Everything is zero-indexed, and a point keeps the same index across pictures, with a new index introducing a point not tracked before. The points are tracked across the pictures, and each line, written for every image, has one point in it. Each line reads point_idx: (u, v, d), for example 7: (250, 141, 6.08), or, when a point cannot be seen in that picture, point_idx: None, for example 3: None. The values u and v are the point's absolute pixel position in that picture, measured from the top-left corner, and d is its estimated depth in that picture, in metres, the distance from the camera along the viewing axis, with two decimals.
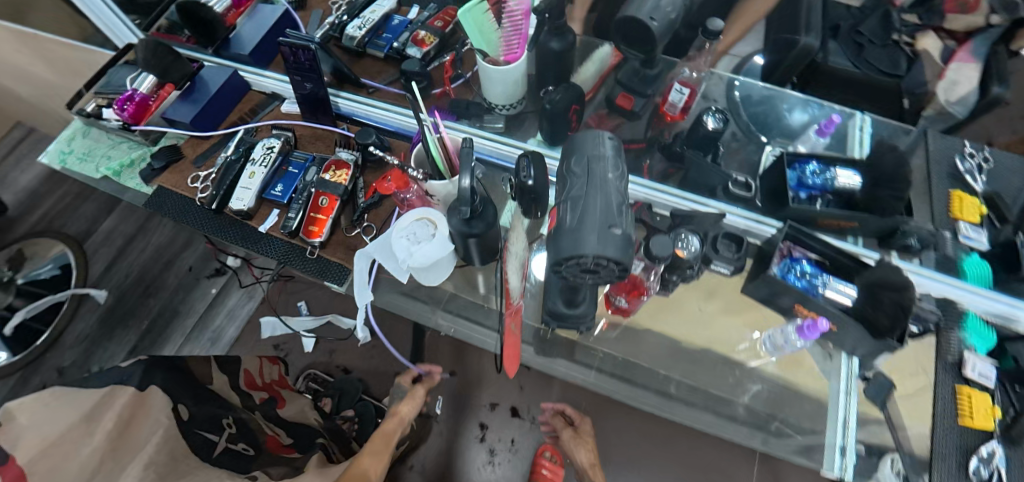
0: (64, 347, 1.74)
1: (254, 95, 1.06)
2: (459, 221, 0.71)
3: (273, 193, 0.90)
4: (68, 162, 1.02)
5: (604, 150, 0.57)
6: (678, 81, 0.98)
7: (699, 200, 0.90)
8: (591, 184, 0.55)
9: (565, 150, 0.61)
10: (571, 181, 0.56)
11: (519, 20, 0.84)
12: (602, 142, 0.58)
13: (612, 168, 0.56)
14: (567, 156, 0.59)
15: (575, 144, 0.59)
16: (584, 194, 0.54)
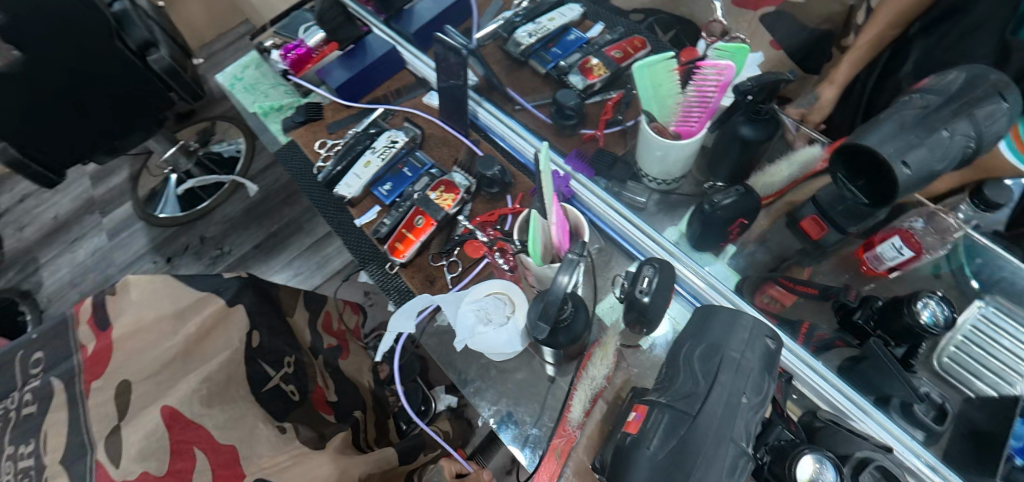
0: (211, 221, 1.99)
1: (405, 75, 1.04)
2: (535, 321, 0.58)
3: (380, 190, 0.86)
4: (235, 88, 1.14)
5: (747, 359, 0.40)
6: (899, 229, 0.72)
7: (860, 402, 0.66)
8: (707, 404, 0.38)
9: (694, 323, 0.45)
10: (683, 380, 0.41)
11: (708, 93, 0.65)
12: (750, 344, 0.41)
13: (749, 389, 0.39)
14: (690, 340, 0.43)
15: (711, 325, 0.43)
16: (693, 414, 0.38)
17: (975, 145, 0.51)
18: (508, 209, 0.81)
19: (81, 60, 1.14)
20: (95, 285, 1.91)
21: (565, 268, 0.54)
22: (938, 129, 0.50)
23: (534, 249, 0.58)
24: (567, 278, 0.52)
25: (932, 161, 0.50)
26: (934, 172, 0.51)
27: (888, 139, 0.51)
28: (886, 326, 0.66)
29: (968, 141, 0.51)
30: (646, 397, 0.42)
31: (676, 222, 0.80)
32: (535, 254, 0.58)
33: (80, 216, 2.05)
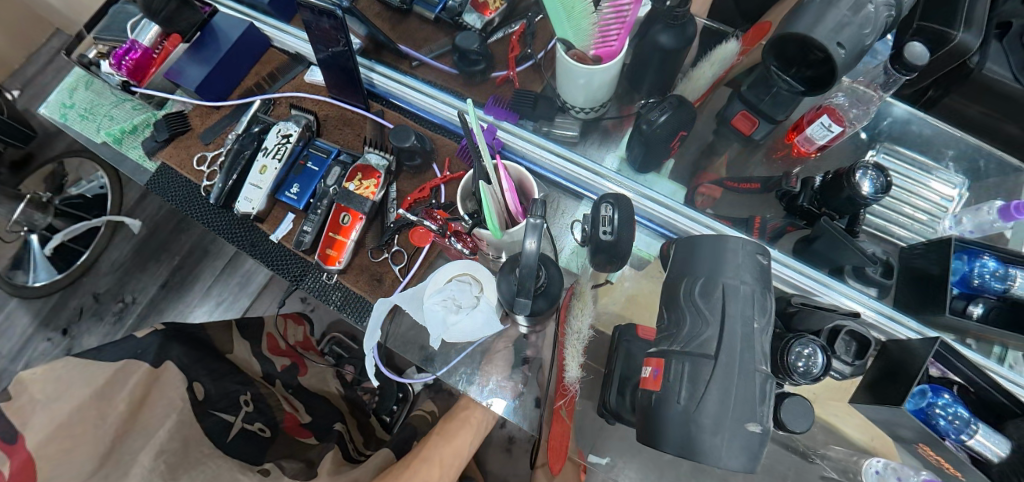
0: (100, 273, 1.72)
1: (274, 55, 0.89)
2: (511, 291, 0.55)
3: (289, 195, 0.74)
4: (69, 118, 0.94)
5: (746, 283, 0.41)
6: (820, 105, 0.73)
7: (820, 277, 0.70)
8: (724, 342, 0.39)
9: (681, 258, 0.46)
10: (693, 322, 0.41)
11: (624, 6, 0.60)
12: (744, 267, 0.42)
13: (756, 313, 0.41)
14: (686, 278, 0.44)
15: (699, 257, 0.44)
16: (712, 356, 0.39)
17: (895, 12, 0.55)
18: (438, 179, 0.73)
19: None
20: None
21: (530, 232, 0.49)
22: (866, 4, 0.53)
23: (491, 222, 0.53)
24: (538, 241, 0.48)
25: (862, 36, 0.53)
26: (866, 46, 0.54)
27: (818, 24, 0.53)
28: (828, 201, 0.70)
29: (890, 10, 0.54)
30: (657, 349, 0.43)
31: (615, 149, 0.77)
32: (493, 227, 0.53)
33: None
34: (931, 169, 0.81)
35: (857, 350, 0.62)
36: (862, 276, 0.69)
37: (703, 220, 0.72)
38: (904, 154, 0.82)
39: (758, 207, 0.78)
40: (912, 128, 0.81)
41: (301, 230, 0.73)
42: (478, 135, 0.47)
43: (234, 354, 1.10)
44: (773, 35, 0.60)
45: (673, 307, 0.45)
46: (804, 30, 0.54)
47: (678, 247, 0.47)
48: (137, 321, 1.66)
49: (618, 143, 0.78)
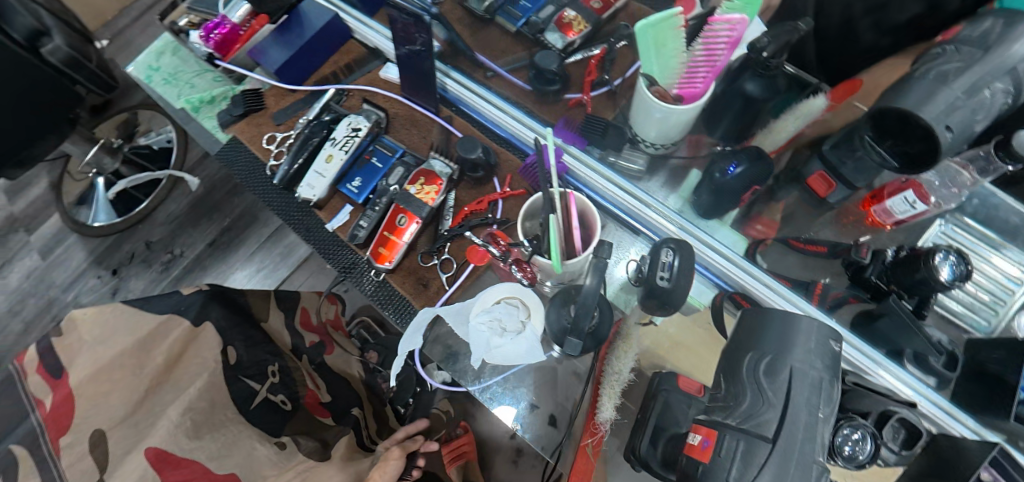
0: (155, 223, 1.80)
1: (353, 46, 0.90)
2: (561, 324, 0.55)
3: (350, 188, 0.76)
4: (153, 80, 0.98)
5: (816, 370, 0.40)
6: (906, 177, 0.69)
7: (874, 355, 0.64)
8: (785, 426, 0.38)
9: (747, 332, 0.45)
10: (753, 400, 0.40)
11: (717, 49, 0.59)
12: (815, 352, 0.41)
13: (821, 402, 0.39)
14: (750, 353, 0.43)
15: (769, 333, 0.43)
16: (770, 439, 0.37)
17: (1013, 100, 0.52)
18: (496, 194, 0.73)
19: None
20: (36, 310, 1.74)
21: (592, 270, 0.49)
22: (983, 88, 0.50)
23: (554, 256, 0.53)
24: (598, 282, 0.48)
25: (972, 121, 0.50)
26: (973, 131, 0.51)
27: (929, 101, 0.50)
28: (898, 279, 0.66)
29: (1007, 97, 0.51)
30: (709, 418, 0.41)
31: (679, 189, 0.76)
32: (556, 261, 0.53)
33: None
34: (1000, 246, 0.75)
35: (904, 439, 0.57)
36: (923, 362, 0.64)
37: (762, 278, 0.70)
38: (973, 229, 0.77)
39: (823, 271, 0.74)
40: (1000, 212, 0.76)
41: (357, 224, 0.74)
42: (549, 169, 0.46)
43: (268, 323, 1.11)
44: (880, 106, 0.57)
45: (731, 380, 0.44)
46: (912, 105, 0.51)
47: (743, 320, 0.47)
48: (182, 273, 1.74)
49: (684, 183, 0.76)
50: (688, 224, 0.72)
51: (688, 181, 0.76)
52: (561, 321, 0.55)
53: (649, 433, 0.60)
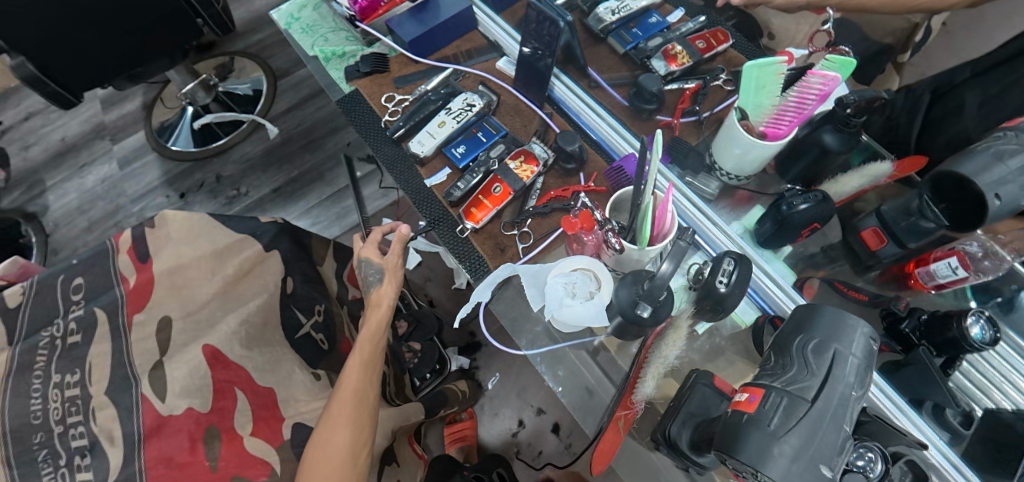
0: (228, 160, 1.94)
1: (476, 36, 1.02)
2: (632, 297, 0.63)
3: (454, 152, 0.86)
4: (292, 28, 1.11)
5: (855, 355, 0.47)
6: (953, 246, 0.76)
7: (899, 402, 0.71)
8: (824, 393, 0.45)
9: (799, 320, 0.53)
10: (799, 369, 0.48)
11: (808, 98, 0.67)
12: (857, 343, 0.48)
13: (855, 382, 0.47)
14: (799, 334, 0.51)
15: (818, 322, 0.51)
16: (809, 399, 0.45)
17: None
18: (581, 186, 0.82)
19: None
20: (102, 213, 1.87)
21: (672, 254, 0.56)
22: None
23: (642, 232, 0.64)
24: (673, 267, 0.56)
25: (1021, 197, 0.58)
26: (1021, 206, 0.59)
27: (984, 172, 0.59)
28: (931, 335, 0.72)
29: None
30: (757, 382, 0.49)
31: (740, 218, 0.85)
32: (643, 235, 0.63)
33: (87, 140, 1.98)
34: None
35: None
36: (940, 413, 0.70)
37: None
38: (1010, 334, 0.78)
39: (862, 321, 0.81)
40: None
41: (454, 185, 0.84)
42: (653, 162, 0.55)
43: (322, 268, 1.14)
44: (941, 172, 0.66)
45: (781, 355, 0.52)
46: (968, 173, 0.60)
47: (797, 314, 0.53)
48: (242, 211, 1.86)
49: (747, 214, 0.85)
50: (747, 249, 0.80)
51: (750, 214, 0.85)
52: (634, 294, 0.63)
53: (682, 416, 0.66)
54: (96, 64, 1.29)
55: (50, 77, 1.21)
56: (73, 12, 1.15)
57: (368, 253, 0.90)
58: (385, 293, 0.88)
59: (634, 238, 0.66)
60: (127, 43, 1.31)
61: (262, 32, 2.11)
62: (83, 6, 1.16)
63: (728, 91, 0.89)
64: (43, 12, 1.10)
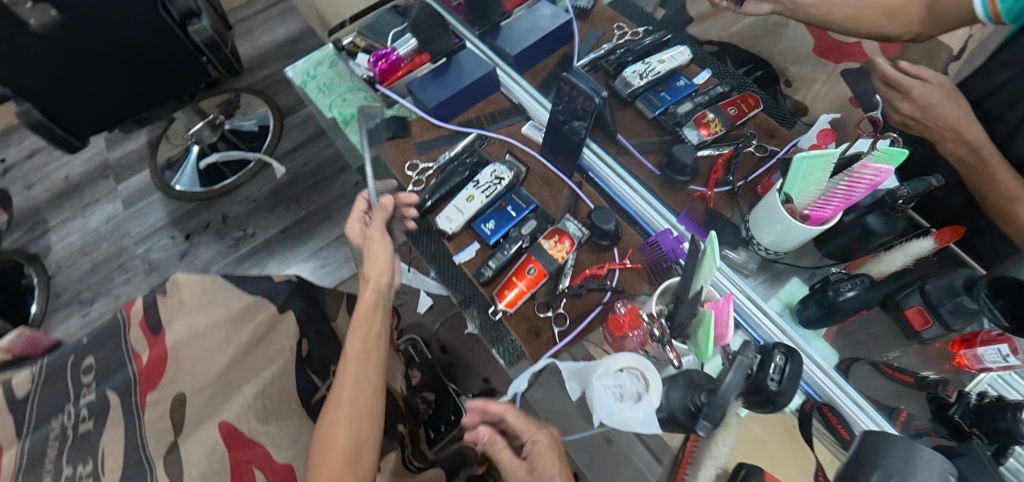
0: (234, 200, 1.90)
1: (499, 98, 1.00)
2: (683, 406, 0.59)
3: (483, 228, 0.83)
4: (308, 87, 1.09)
5: None
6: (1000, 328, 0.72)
7: None
8: None
9: (871, 447, 0.51)
10: None
11: (857, 187, 0.65)
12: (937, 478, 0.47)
13: None
14: (874, 465, 0.49)
15: (893, 453, 0.49)
16: None
17: None
18: (616, 263, 0.80)
19: None
20: (105, 255, 1.83)
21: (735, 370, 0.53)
22: None
23: (705, 344, 0.56)
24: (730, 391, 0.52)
25: None
26: None
27: None
28: (982, 423, 0.67)
29: None
30: None
31: (778, 294, 0.84)
32: (706, 348, 0.55)
33: (91, 179, 1.95)
34: None
35: None
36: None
37: (851, 395, 0.78)
38: None
39: (907, 402, 0.77)
40: None
41: (484, 263, 0.81)
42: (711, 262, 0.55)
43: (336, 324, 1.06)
44: None
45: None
46: None
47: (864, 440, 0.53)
48: (248, 252, 1.81)
49: (786, 289, 0.83)
50: (789, 333, 0.79)
51: (787, 287, 0.83)
52: (681, 402, 0.59)
53: None
54: (103, 110, 1.26)
55: (57, 123, 1.19)
56: (79, 58, 1.12)
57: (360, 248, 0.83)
58: (376, 267, 0.81)
59: (686, 341, 0.61)
60: (138, 87, 1.28)
61: (269, 68, 2.08)
62: (91, 54, 1.13)
63: (762, 158, 0.87)
64: (44, 62, 1.07)
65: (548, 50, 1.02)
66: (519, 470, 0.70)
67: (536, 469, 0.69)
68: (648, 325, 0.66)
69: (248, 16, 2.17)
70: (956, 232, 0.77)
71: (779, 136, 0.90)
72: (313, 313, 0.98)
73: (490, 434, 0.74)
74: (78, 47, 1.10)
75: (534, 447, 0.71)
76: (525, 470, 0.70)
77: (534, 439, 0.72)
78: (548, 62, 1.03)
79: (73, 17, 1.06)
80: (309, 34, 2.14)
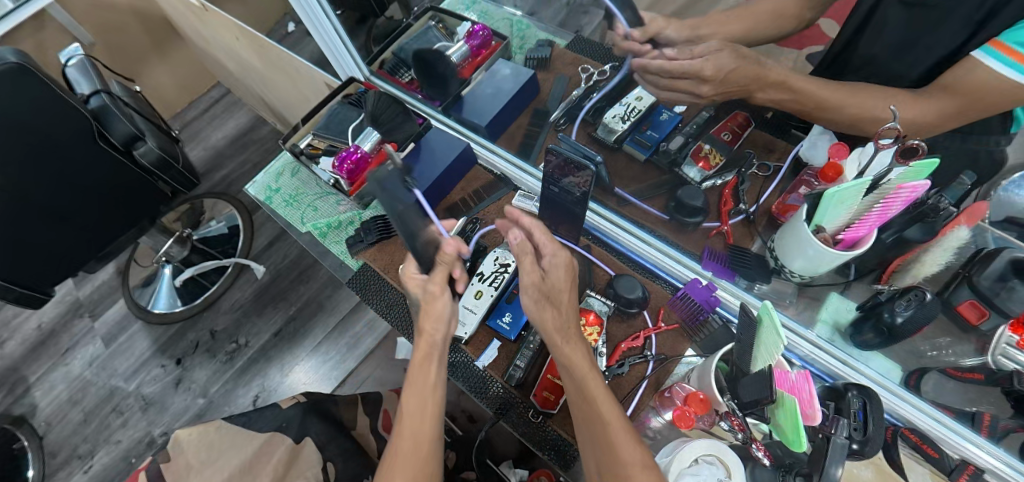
0: (220, 312, 1.73)
1: (479, 171, 0.95)
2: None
3: (501, 324, 0.78)
4: (275, 202, 1.04)
5: None
6: None
7: None
8: None
9: None
10: None
11: (894, 206, 0.60)
12: None
13: None
14: None
15: None
16: None
17: None
18: (650, 329, 0.74)
19: (50, 125, 0.96)
20: (96, 400, 1.62)
21: (834, 455, 0.50)
22: None
23: (796, 436, 0.49)
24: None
25: None
26: None
27: None
28: None
29: None
30: None
31: (821, 317, 0.80)
32: (800, 442, 0.49)
33: (65, 321, 1.74)
34: None
35: None
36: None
37: (926, 408, 0.74)
38: None
39: (984, 401, 0.74)
40: None
41: (512, 364, 0.75)
42: (776, 328, 0.51)
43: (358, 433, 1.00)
44: None
45: None
46: None
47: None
48: (246, 365, 1.65)
49: (826, 312, 0.80)
50: (846, 361, 0.75)
51: (829, 306, 0.80)
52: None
53: None
54: (62, 255, 1.15)
55: (15, 280, 1.06)
56: (27, 214, 1.03)
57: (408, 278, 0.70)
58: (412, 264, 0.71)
59: (764, 419, 0.55)
60: (92, 222, 1.18)
61: (228, 166, 1.98)
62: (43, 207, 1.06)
63: (768, 176, 0.83)
64: None
65: (517, 111, 0.99)
66: (536, 291, 0.65)
67: (549, 281, 0.65)
68: (727, 428, 0.61)
69: (193, 118, 2.09)
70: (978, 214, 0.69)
71: (777, 149, 0.86)
72: (329, 429, 0.92)
73: (521, 238, 0.68)
74: (21, 204, 1.00)
75: (554, 259, 0.66)
76: (540, 282, 0.65)
77: (546, 250, 0.67)
78: (520, 121, 1.00)
79: (11, 175, 0.97)
80: (260, 123, 2.06)
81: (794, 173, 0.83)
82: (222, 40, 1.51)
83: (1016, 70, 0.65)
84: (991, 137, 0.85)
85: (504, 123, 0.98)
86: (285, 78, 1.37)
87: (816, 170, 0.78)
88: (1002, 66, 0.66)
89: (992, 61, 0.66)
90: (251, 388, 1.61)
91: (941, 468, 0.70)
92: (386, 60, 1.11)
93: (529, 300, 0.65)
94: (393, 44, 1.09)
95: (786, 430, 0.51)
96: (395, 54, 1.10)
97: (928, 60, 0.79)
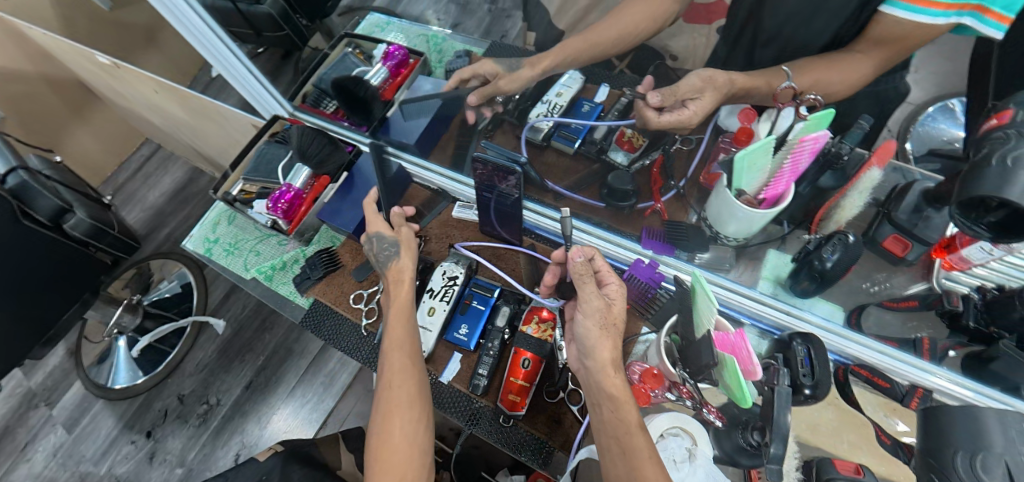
0: (184, 374, 1.65)
1: (416, 189, 0.95)
2: (737, 441, 0.60)
3: (458, 336, 0.78)
4: (215, 253, 1.01)
5: None
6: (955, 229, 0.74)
7: (994, 394, 0.71)
8: None
9: (935, 431, 0.51)
10: None
11: (803, 157, 0.63)
12: (1016, 440, 0.47)
13: None
14: (946, 445, 0.50)
15: (961, 430, 0.49)
16: None
17: None
18: None
19: None
20: None
21: (780, 401, 0.53)
22: None
23: (741, 392, 0.51)
24: (784, 451, 0.50)
25: None
26: None
27: (1009, 182, 0.56)
28: (997, 321, 0.69)
29: None
30: None
31: (764, 274, 0.82)
32: (745, 397, 0.50)
33: (19, 415, 1.63)
34: None
35: None
36: (1018, 393, 0.70)
37: (872, 343, 0.77)
38: None
39: (923, 327, 0.79)
40: None
41: (475, 373, 0.75)
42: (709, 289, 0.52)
43: (344, 471, 0.98)
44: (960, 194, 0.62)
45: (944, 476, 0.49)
46: (994, 190, 0.57)
47: (926, 419, 0.53)
48: (222, 424, 1.58)
49: (764, 269, 0.83)
50: (790, 312, 0.78)
51: (769, 263, 0.83)
52: (742, 445, 0.59)
53: None
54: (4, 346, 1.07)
55: None
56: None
57: (376, 228, 0.81)
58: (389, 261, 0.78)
59: (714, 383, 0.57)
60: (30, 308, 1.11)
61: (169, 224, 1.90)
62: None
63: (690, 150, 0.87)
64: None
65: (445, 124, 1.00)
66: (598, 314, 0.60)
67: (615, 313, 0.61)
68: (677, 398, 0.63)
69: (126, 180, 2.00)
70: (888, 152, 0.68)
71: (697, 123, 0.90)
72: (311, 473, 0.89)
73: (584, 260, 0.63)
74: None
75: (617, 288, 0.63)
76: (603, 311, 0.60)
77: (608, 278, 0.65)
78: (451, 134, 1.01)
79: None
80: (198, 174, 2.00)
81: (715, 141, 0.87)
82: (141, 96, 1.45)
83: (936, 15, 0.72)
84: (889, 79, 0.92)
85: (434, 138, 0.99)
86: (213, 125, 1.34)
87: (730, 136, 0.81)
88: (921, 16, 0.72)
89: (901, 12, 0.74)
90: (230, 447, 1.55)
91: (893, 395, 0.72)
92: (308, 93, 1.10)
93: (592, 326, 0.60)
94: (313, 76, 1.09)
95: (734, 390, 0.52)
96: (317, 87, 1.10)
97: (832, 24, 0.83)
